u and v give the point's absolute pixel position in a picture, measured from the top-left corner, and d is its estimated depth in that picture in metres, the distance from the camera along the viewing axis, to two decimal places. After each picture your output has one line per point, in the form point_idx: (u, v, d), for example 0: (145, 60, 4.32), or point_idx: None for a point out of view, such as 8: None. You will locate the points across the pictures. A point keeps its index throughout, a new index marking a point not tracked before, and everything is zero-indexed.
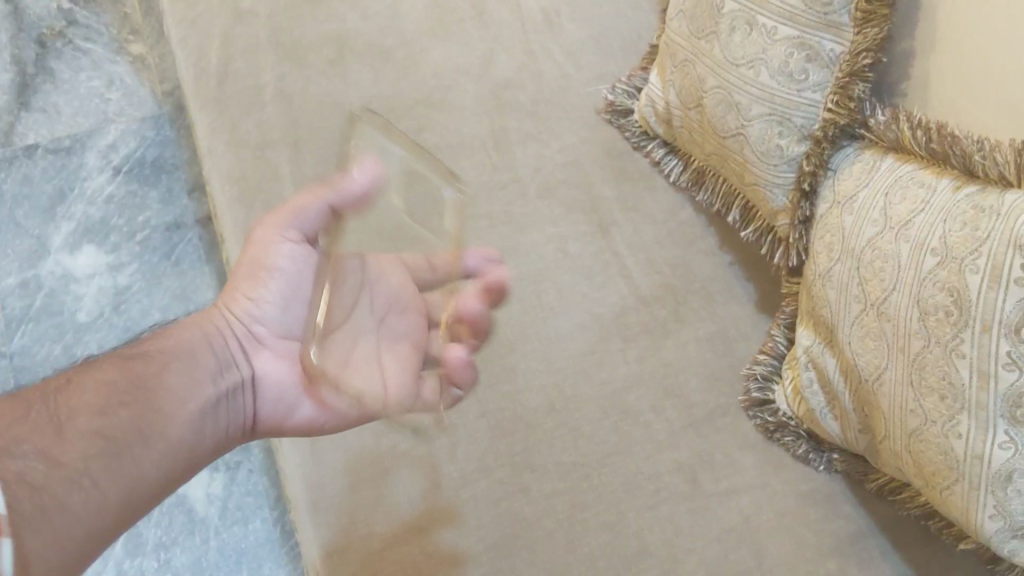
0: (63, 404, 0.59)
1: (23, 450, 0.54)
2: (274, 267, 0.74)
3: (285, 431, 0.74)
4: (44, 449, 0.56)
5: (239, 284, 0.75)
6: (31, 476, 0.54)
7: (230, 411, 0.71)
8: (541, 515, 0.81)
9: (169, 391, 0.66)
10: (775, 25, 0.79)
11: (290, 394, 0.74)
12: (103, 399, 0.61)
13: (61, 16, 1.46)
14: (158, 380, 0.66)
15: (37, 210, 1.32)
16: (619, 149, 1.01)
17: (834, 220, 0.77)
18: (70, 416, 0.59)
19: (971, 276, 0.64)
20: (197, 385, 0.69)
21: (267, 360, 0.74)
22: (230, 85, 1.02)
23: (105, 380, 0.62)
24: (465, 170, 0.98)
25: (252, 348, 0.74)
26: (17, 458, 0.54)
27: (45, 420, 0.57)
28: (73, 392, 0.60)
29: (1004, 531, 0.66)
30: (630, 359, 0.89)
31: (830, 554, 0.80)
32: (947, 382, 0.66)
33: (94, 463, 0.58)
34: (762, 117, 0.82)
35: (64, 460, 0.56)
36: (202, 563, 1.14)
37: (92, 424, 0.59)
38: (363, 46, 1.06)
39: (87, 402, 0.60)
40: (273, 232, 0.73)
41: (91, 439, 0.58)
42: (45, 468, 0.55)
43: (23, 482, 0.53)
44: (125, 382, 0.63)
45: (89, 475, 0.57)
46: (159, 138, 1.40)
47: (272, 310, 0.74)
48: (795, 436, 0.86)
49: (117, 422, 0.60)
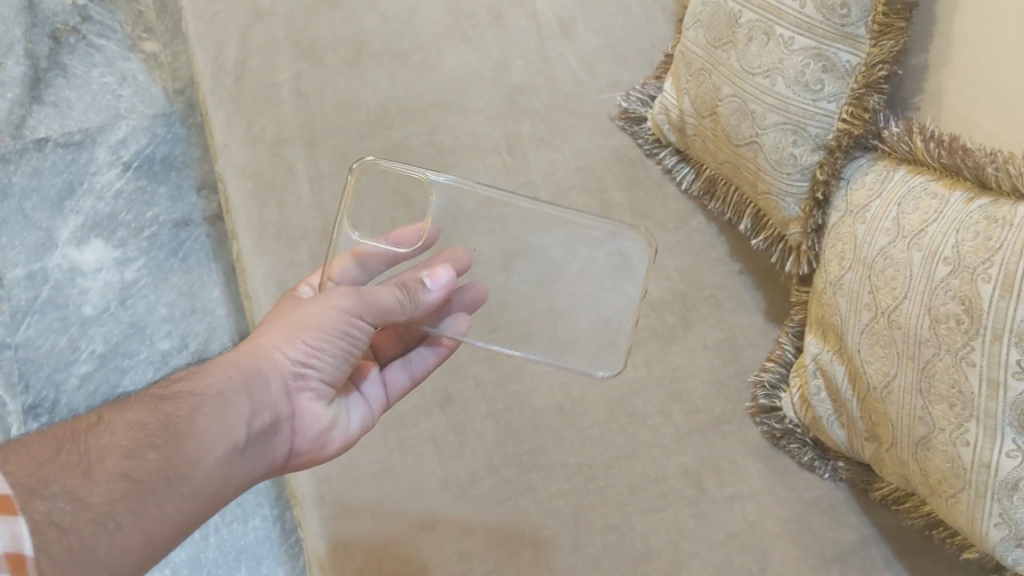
0: (91, 445, 0.53)
1: (51, 490, 0.49)
2: (341, 331, 0.67)
3: (311, 464, 0.71)
4: (72, 490, 0.50)
5: (297, 329, 0.66)
6: (60, 517, 0.48)
7: (258, 453, 0.64)
8: (548, 515, 0.82)
9: (200, 433, 0.58)
10: (792, 36, 0.80)
11: (324, 433, 0.70)
12: (134, 440, 0.55)
13: (74, 12, 1.45)
14: (187, 422, 0.58)
15: (46, 203, 1.32)
16: (631, 156, 1.02)
17: (846, 229, 0.78)
18: (98, 457, 0.53)
19: (983, 284, 0.65)
20: (229, 429, 0.60)
21: (306, 401, 0.68)
22: (248, 83, 1.03)
23: (136, 422, 0.56)
24: (479, 173, 1.00)
25: (297, 390, 0.67)
26: (44, 499, 0.48)
27: (73, 460, 0.52)
28: (102, 432, 0.54)
29: (1008, 540, 0.66)
30: (638, 363, 0.90)
31: (833, 562, 0.81)
32: (957, 391, 0.67)
33: (120, 506, 0.52)
34: (777, 126, 0.83)
35: (92, 500, 0.51)
36: (201, 560, 1.14)
37: (121, 465, 0.53)
38: (380, 48, 1.07)
39: (115, 442, 0.54)
40: (347, 300, 0.67)
41: (118, 480, 0.52)
42: (73, 509, 0.49)
43: (52, 523, 0.48)
44: (156, 423, 0.57)
45: (117, 517, 0.51)
46: (169, 136, 1.40)
47: (329, 361, 0.67)
48: (801, 443, 0.86)
49: (145, 464, 0.54)
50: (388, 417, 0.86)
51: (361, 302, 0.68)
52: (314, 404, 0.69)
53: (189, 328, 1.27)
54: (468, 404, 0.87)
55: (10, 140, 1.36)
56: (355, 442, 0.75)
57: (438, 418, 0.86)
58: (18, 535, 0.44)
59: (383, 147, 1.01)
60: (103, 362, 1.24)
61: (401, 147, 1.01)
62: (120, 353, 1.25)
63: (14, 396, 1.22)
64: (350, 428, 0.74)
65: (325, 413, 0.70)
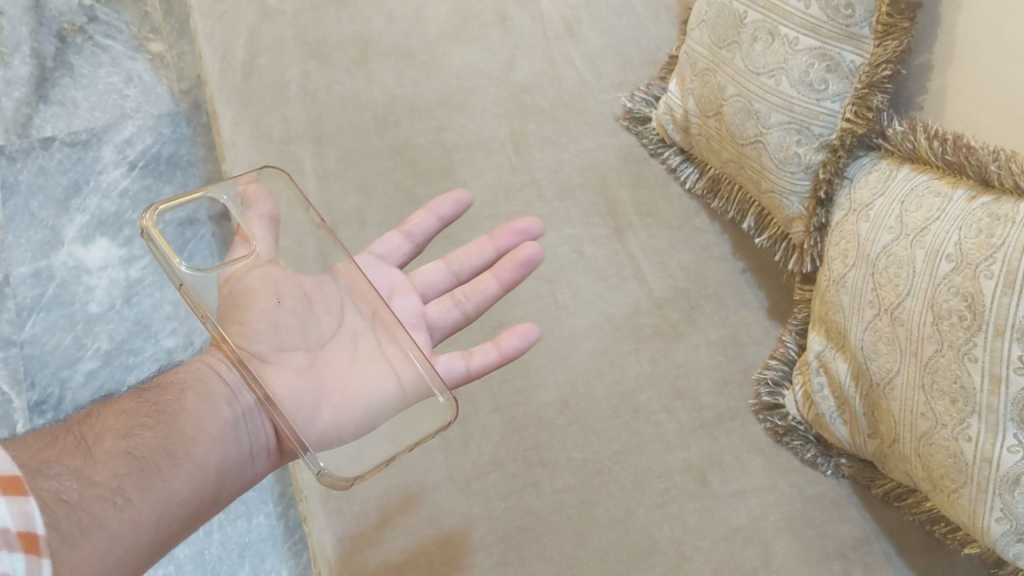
0: (88, 431, 0.55)
1: (55, 472, 0.50)
2: (258, 293, 0.72)
3: (321, 434, 0.67)
4: (76, 469, 0.51)
5: (230, 317, 0.69)
6: (67, 494, 0.49)
7: (257, 432, 0.66)
8: (552, 509, 0.82)
9: (191, 414, 0.60)
10: (796, 36, 0.81)
11: (309, 402, 0.68)
12: (126, 422, 0.56)
13: (81, 12, 1.46)
14: (177, 405, 0.60)
15: (52, 202, 1.33)
16: (635, 155, 1.03)
17: (850, 227, 0.79)
18: (96, 439, 0.54)
19: (985, 281, 0.65)
20: (215, 407, 0.63)
21: (275, 376, 0.68)
22: (255, 81, 1.03)
23: (124, 409, 0.58)
24: (485, 171, 1.00)
25: (259, 365, 0.67)
26: (49, 478, 0.49)
27: (72, 444, 0.53)
28: (95, 420, 0.56)
29: (1010, 534, 0.67)
30: (642, 360, 0.91)
31: (835, 557, 0.81)
32: (959, 386, 0.68)
33: (126, 482, 0.52)
34: (781, 126, 0.84)
35: (96, 478, 0.51)
36: (205, 556, 1.14)
37: (120, 445, 0.54)
38: (387, 47, 1.07)
39: (110, 426, 0.55)
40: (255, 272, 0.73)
41: (120, 457, 0.54)
42: (79, 487, 0.50)
43: (60, 501, 0.49)
44: (145, 408, 0.58)
45: (124, 493, 0.52)
46: (175, 135, 1.41)
47: (266, 329, 0.70)
48: (803, 440, 0.87)
49: (142, 443, 0.55)
50: None
51: (269, 273, 0.74)
52: (304, 381, 0.69)
53: (194, 326, 1.28)
54: (473, 399, 0.87)
55: (16, 139, 1.36)
56: (376, 406, 0.71)
57: None
58: (29, 514, 0.46)
59: (390, 145, 1.01)
60: (108, 360, 1.25)
61: (408, 145, 1.01)
62: (125, 351, 1.26)
63: (20, 393, 1.22)
64: (351, 392, 0.71)
65: (301, 383, 0.69)
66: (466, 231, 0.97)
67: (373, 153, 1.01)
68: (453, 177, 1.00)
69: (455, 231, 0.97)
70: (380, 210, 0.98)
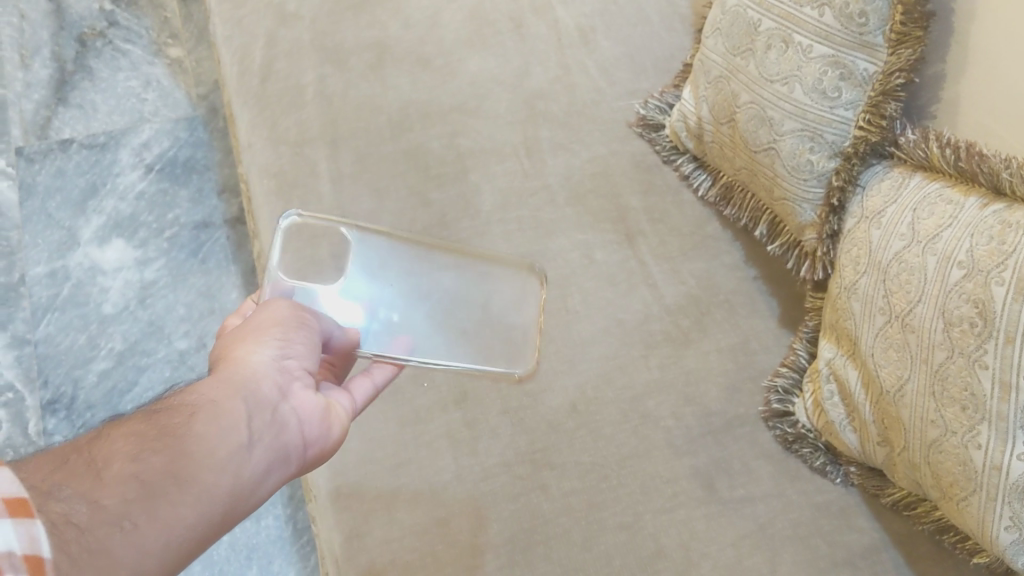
0: (98, 453, 0.50)
1: (65, 494, 0.47)
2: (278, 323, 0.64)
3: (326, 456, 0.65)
4: (84, 493, 0.47)
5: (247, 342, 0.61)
6: (77, 517, 0.46)
7: (273, 453, 0.58)
8: (561, 513, 0.82)
9: (203, 437, 0.53)
10: (810, 44, 0.82)
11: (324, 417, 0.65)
12: (136, 445, 0.51)
13: (102, 17, 1.48)
14: (188, 429, 0.53)
15: (69, 202, 1.34)
16: (648, 162, 1.04)
17: (862, 235, 0.79)
18: (107, 461, 0.49)
19: (996, 287, 0.65)
20: (233, 426, 0.55)
21: (301, 393, 0.62)
22: (272, 85, 1.05)
23: (132, 431, 0.52)
24: (498, 176, 1.01)
25: (287, 382, 0.61)
26: (58, 501, 0.46)
27: (82, 465, 0.49)
28: (103, 443, 0.51)
29: (1019, 542, 0.66)
30: (652, 366, 0.91)
31: (842, 566, 0.81)
32: (969, 393, 0.67)
33: (135, 508, 0.48)
34: (794, 132, 0.84)
35: (106, 503, 0.47)
36: (213, 558, 1.15)
37: (129, 467, 0.49)
38: (403, 53, 1.08)
39: (119, 449, 0.50)
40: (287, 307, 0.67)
41: (129, 482, 0.49)
42: (88, 510, 0.47)
43: (69, 523, 0.45)
44: (153, 430, 0.52)
45: (132, 518, 0.48)
46: (191, 139, 1.42)
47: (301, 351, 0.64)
48: (813, 448, 0.87)
49: (154, 465, 0.50)
50: (408, 412, 0.87)
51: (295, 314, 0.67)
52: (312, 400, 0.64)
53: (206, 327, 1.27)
54: (482, 400, 0.88)
55: (35, 141, 1.38)
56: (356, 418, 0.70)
57: (453, 414, 0.87)
58: (35, 538, 0.42)
59: (404, 149, 1.02)
60: (122, 360, 1.25)
61: (421, 150, 1.02)
62: (138, 352, 1.25)
63: (33, 392, 1.22)
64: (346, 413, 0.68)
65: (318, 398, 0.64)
66: (478, 236, 0.97)
67: (386, 157, 1.01)
68: (465, 181, 1.00)
69: (467, 236, 0.97)
70: (394, 213, 0.98)
